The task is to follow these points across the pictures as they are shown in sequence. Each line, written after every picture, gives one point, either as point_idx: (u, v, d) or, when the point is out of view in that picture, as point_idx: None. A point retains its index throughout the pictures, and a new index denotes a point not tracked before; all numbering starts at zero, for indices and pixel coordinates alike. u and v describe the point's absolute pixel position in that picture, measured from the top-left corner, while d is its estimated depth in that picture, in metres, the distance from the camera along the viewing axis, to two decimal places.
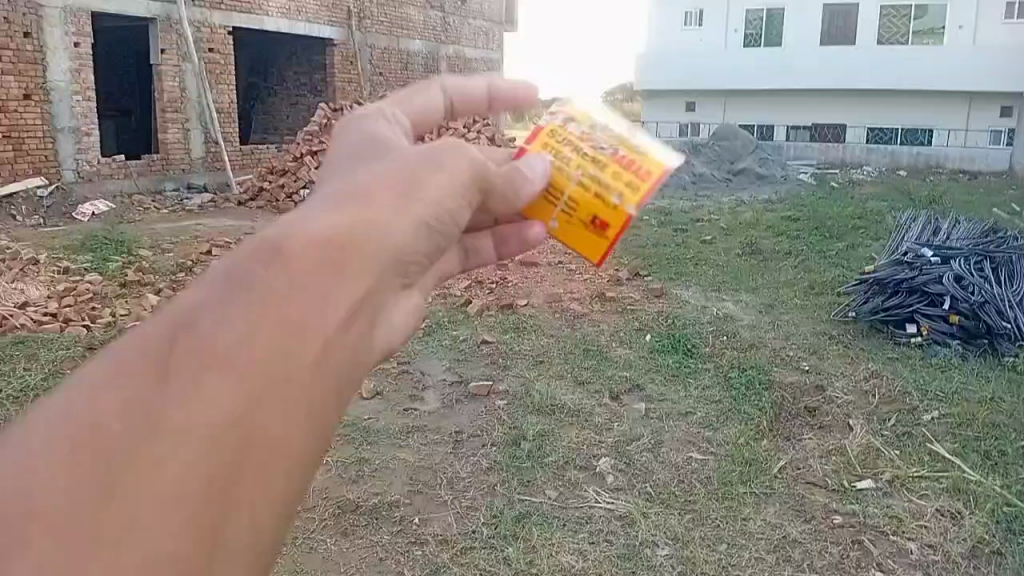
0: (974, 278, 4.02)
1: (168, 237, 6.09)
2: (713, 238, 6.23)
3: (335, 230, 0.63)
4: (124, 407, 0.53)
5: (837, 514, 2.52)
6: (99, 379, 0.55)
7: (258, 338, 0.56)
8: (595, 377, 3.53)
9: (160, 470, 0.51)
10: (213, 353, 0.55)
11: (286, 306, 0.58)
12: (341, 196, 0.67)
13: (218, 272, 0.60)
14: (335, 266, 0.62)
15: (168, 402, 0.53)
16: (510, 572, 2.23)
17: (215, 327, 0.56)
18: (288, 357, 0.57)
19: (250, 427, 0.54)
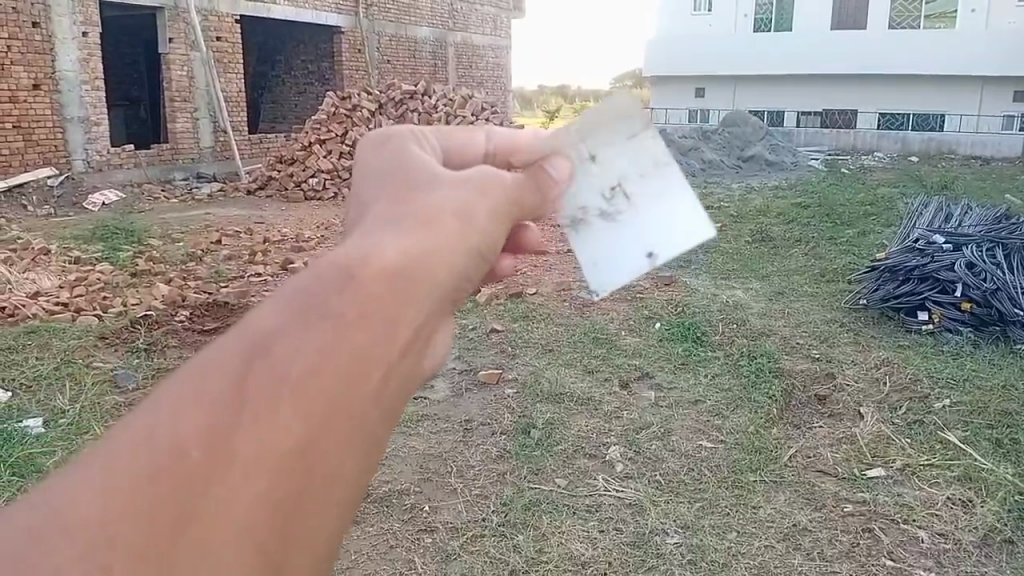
0: (987, 265, 4.00)
1: (178, 227, 6.11)
2: (723, 226, 6.20)
3: (412, 249, 0.57)
4: (188, 440, 0.47)
5: (849, 502, 2.52)
6: (162, 401, 0.49)
7: (329, 368, 0.50)
8: (605, 365, 3.53)
9: (226, 513, 0.46)
10: (284, 383, 0.49)
11: (362, 331, 0.52)
12: (414, 211, 0.60)
13: (291, 291, 0.53)
14: (411, 285, 0.55)
15: (235, 439, 0.47)
16: (520, 559, 2.24)
17: (287, 355, 0.49)
18: (361, 388, 0.51)
19: (321, 465, 0.49)
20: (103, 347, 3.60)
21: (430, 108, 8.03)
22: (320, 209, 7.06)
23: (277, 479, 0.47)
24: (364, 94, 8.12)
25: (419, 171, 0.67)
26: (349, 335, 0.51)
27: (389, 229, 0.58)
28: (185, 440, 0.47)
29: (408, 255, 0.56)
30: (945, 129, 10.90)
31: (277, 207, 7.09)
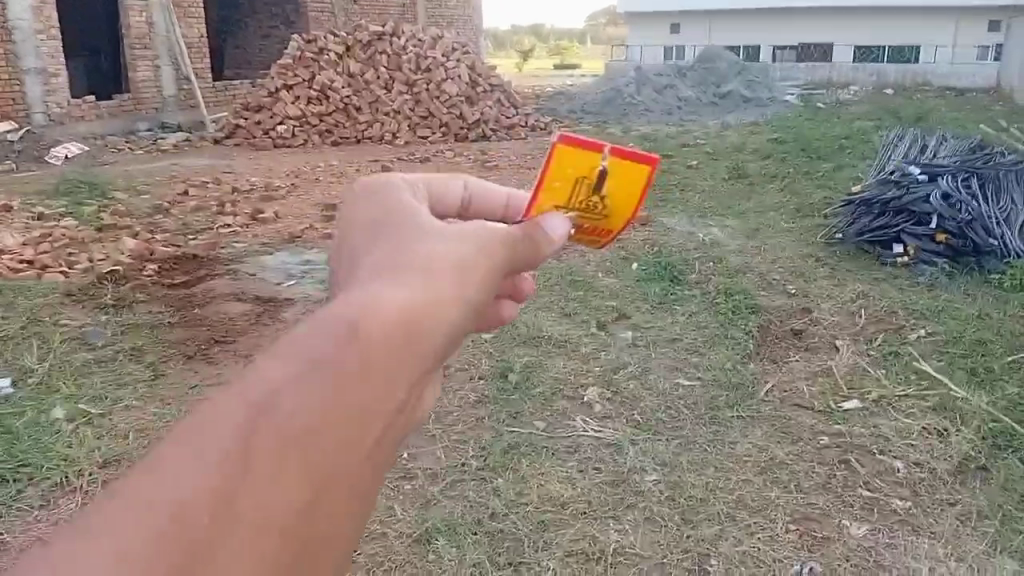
0: (962, 196, 3.97)
1: (144, 179, 5.95)
2: (699, 164, 6.15)
3: (415, 300, 0.59)
4: (180, 513, 0.46)
5: (821, 434, 2.54)
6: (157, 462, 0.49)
7: (327, 433, 0.51)
8: (581, 306, 3.52)
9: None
10: (285, 450, 0.50)
11: (361, 393, 0.53)
12: (415, 258, 0.62)
13: (294, 345, 0.53)
14: (414, 339, 0.57)
15: (241, 500, 0.48)
16: (500, 503, 2.24)
17: (288, 426, 0.50)
18: (357, 450, 0.53)
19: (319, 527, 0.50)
20: (71, 304, 3.52)
21: (399, 50, 7.83)
22: (289, 156, 6.90)
23: (272, 549, 0.48)
24: (331, 37, 7.89)
25: (406, 221, 0.67)
26: (349, 398, 0.52)
27: (383, 280, 0.60)
28: (175, 514, 0.46)
29: (411, 305, 0.58)
30: (920, 61, 10.81)
31: (247, 156, 6.93)
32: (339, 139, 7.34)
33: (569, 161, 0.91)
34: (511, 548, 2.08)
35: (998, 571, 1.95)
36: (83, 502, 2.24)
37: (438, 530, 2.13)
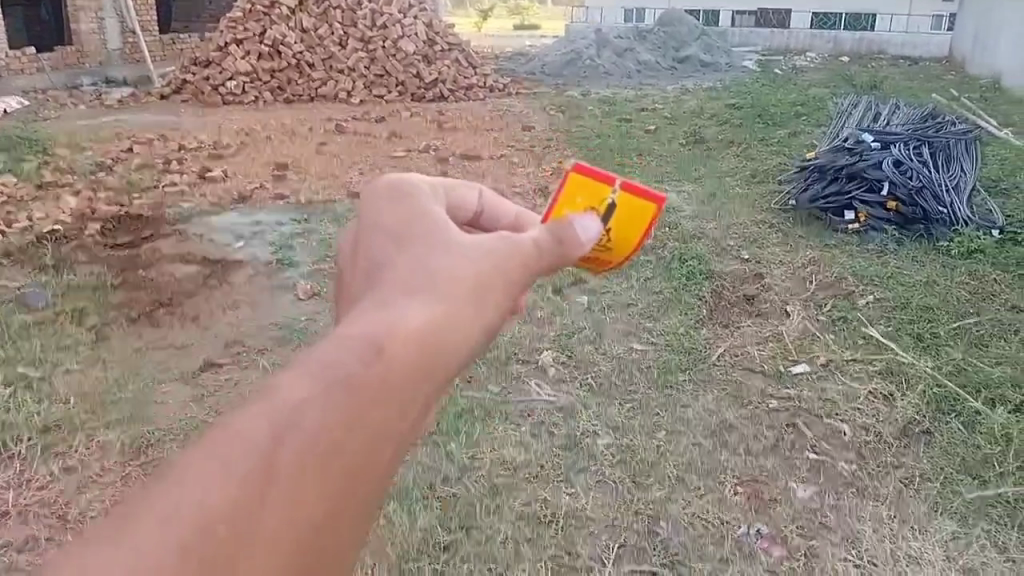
0: (914, 164, 4.06)
1: (87, 135, 5.74)
2: (656, 128, 6.13)
3: (433, 324, 0.62)
4: (214, 516, 0.48)
5: (771, 396, 2.58)
6: (185, 468, 0.50)
7: (351, 452, 0.54)
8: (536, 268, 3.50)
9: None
10: (308, 465, 0.52)
11: (381, 416, 0.56)
12: (433, 277, 0.66)
13: (323, 362, 0.56)
14: (430, 363, 0.61)
15: (265, 514, 0.50)
16: (452, 468, 2.24)
17: (317, 441, 0.53)
18: (377, 468, 0.55)
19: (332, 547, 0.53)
20: (9, 264, 3.39)
21: (354, 5, 7.62)
22: (240, 113, 6.71)
23: (294, 564, 0.50)
24: None
25: (424, 235, 0.71)
26: (372, 417, 0.55)
27: (404, 301, 0.63)
28: (209, 517, 0.48)
29: (429, 330, 0.62)
30: (877, 29, 10.91)
31: (196, 113, 6.73)
32: (291, 97, 7.16)
33: (583, 187, 0.98)
34: (463, 513, 2.08)
35: (938, 532, 2.01)
36: (21, 469, 2.21)
37: (388, 494, 2.13)
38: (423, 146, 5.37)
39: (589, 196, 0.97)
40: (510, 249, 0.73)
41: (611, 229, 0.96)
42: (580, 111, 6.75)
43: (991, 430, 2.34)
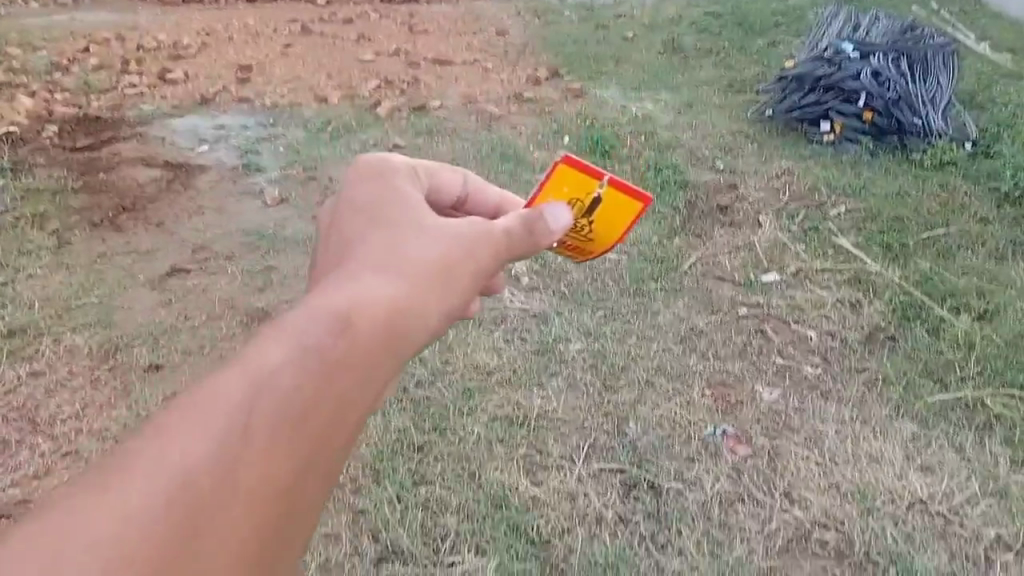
0: (891, 74, 4.01)
1: (40, 33, 5.46)
2: (635, 35, 5.96)
3: (397, 315, 0.97)
4: (244, 436, 0.81)
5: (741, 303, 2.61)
6: (234, 394, 0.83)
7: (325, 414, 0.87)
8: (510, 171, 3.43)
9: (255, 473, 0.81)
10: (305, 415, 0.85)
11: (363, 356, 0.92)
12: (405, 275, 1.01)
13: (329, 338, 0.90)
14: (388, 346, 0.95)
15: (276, 445, 0.83)
16: (426, 372, 2.25)
17: (320, 369, 0.88)
18: (336, 426, 0.89)
19: (334, 439, 0.89)
20: None
21: None
22: (201, 13, 6.41)
23: (277, 482, 0.83)
24: None
25: (406, 234, 1.05)
26: (342, 387, 0.89)
27: (377, 291, 0.97)
28: (247, 441, 0.81)
29: (392, 321, 0.96)
30: None
31: (155, 11, 6.41)
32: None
33: (570, 178, 1.37)
34: (435, 415, 2.11)
35: (898, 434, 2.08)
36: None
37: None
38: (394, 50, 5.18)
39: (575, 185, 1.36)
40: (473, 231, 1.09)
41: (593, 219, 1.38)
42: (556, 16, 6.53)
43: (955, 333, 2.39)
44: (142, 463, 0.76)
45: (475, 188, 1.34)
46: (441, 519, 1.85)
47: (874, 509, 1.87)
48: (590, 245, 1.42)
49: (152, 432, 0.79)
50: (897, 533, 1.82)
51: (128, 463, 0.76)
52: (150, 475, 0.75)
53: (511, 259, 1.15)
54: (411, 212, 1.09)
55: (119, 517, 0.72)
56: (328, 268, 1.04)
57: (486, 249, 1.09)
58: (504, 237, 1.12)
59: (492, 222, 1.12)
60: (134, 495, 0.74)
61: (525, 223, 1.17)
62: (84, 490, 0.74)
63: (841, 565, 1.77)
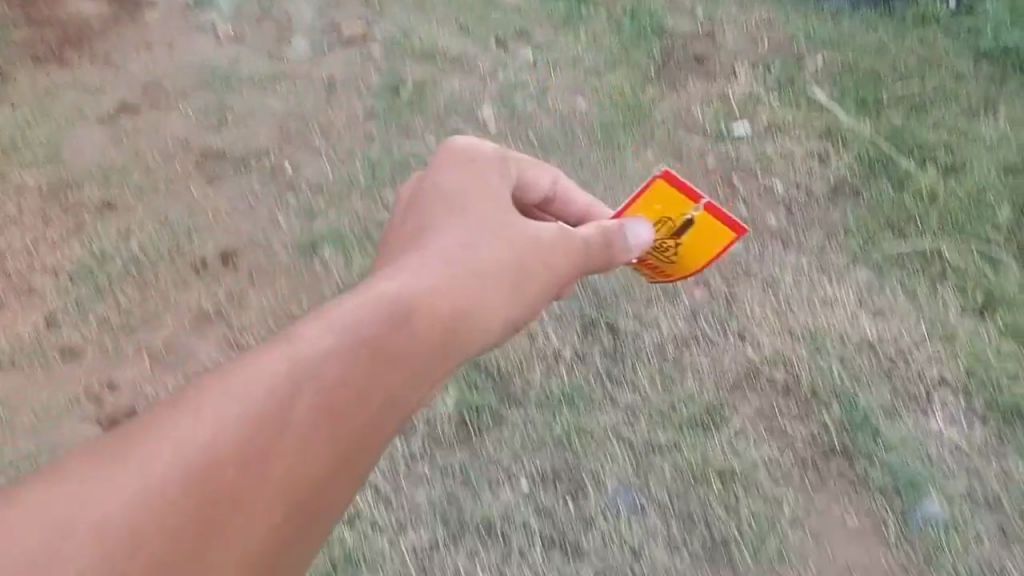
0: None
1: None
2: None
3: (447, 318, 1.08)
4: (298, 412, 0.93)
5: (721, 146, 2.29)
6: (301, 366, 0.96)
7: (368, 407, 0.99)
8: (492, 10, 2.62)
9: (296, 458, 0.92)
10: (353, 403, 0.97)
11: (408, 359, 1.04)
12: (460, 274, 1.11)
13: (385, 333, 1.02)
14: (436, 349, 1.07)
15: (322, 430, 0.94)
16: (388, 216, 2.14)
17: (361, 366, 0.99)
18: (377, 424, 1.01)
19: (367, 441, 0.99)
20: None
21: None
22: None
23: (315, 468, 0.93)
24: None
25: (475, 228, 1.16)
26: (389, 390, 1.01)
27: (433, 289, 1.08)
28: (300, 418, 0.93)
29: (443, 324, 1.07)
30: None
31: None
32: None
33: (664, 197, 1.47)
34: None
35: (854, 281, 1.99)
36: None
37: (320, 238, 2.10)
38: None
39: (668, 203, 1.47)
40: (518, 240, 1.17)
41: (680, 241, 1.50)
42: None
43: (945, 164, 2.16)
44: (194, 413, 0.89)
45: (562, 190, 1.42)
46: None
47: (825, 349, 1.87)
48: (671, 267, 1.55)
49: (206, 395, 0.91)
50: (841, 372, 1.83)
51: (182, 412, 0.89)
52: (195, 427, 0.88)
53: (588, 267, 1.28)
54: (483, 198, 1.20)
55: (149, 471, 0.84)
56: (397, 250, 1.15)
57: (525, 262, 1.17)
58: (576, 245, 1.24)
59: (537, 231, 1.20)
60: (172, 447, 0.86)
61: (604, 236, 1.30)
62: (130, 435, 0.87)
63: (786, 402, 1.81)
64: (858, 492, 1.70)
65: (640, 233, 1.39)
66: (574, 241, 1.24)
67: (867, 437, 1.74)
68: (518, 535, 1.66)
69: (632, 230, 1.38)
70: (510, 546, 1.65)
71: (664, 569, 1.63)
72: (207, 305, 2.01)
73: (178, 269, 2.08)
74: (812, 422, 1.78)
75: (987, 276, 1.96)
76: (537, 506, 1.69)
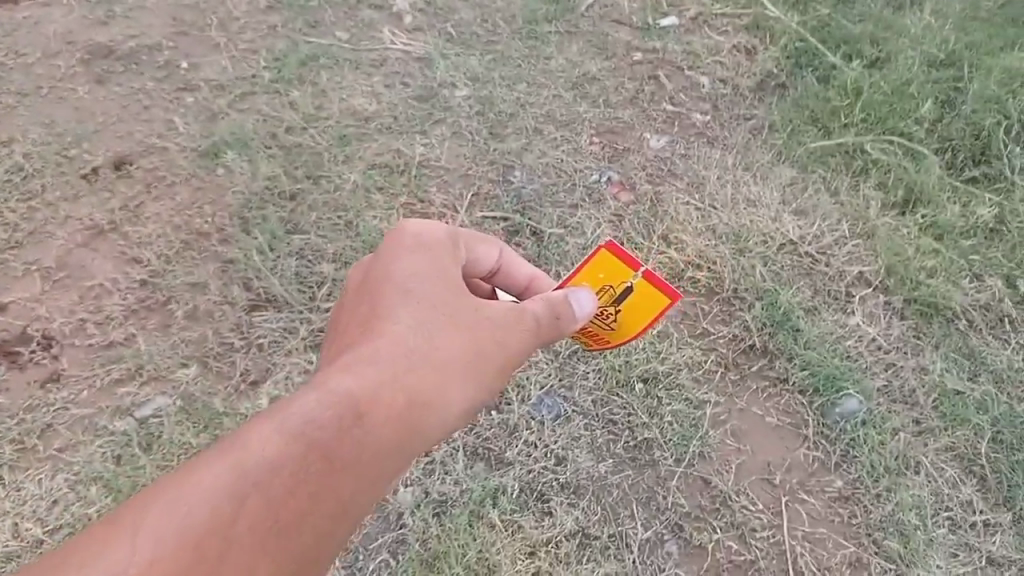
0: None
1: None
2: None
3: (408, 405, 1.01)
4: (250, 513, 0.87)
5: (650, 42, 2.18)
6: (254, 462, 0.90)
7: (326, 508, 0.93)
8: None
9: (246, 569, 0.85)
10: (309, 503, 0.91)
11: (366, 455, 0.97)
12: (418, 358, 1.03)
13: (341, 422, 0.96)
14: (396, 441, 1.00)
15: (278, 532, 0.88)
16: (297, 119, 2.00)
17: (315, 465, 0.93)
18: (335, 525, 0.94)
19: (317, 559, 0.92)
20: None
21: None
22: None
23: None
24: None
25: (434, 307, 1.07)
26: (348, 489, 0.95)
27: (390, 374, 1.01)
28: (251, 523, 0.87)
29: (404, 412, 1.01)
30: None
31: None
32: None
33: (606, 264, 1.30)
34: (309, 162, 1.94)
35: (778, 178, 1.96)
36: None
37: (225, 144, 1.95)
38: None
39: (610, 272, 1.30)
40: (476, 321, 1.08)
41: (620, 310, 1.32)
42: None
43: (870, 58, 2.11)
44: (124, 540, 0.81)
45: (510, 261, 1.27)
46: (316, 267, 1.82)
47: (749, 249, 1.84)
48: (609, 335, 1.35)
49: (149, 499, 0.85)
50: (764, 270, 1.81)
51: (115, 534, 0.81)
52: (127, 552, 0.80)
53: (540, 344, 1.15)
54: (442, 275, 1.10)
55: None
56: (349, 333, 1.06)
57: (483, 347, 1.08)
58: (530, 325, 1.12)
59: (493, 308, 1.10)
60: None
61: (553, 310, 1.15)
62: (61, 560, 0.79)
63: (709, 303, 1.79)
64: (780, 391, 1.69)
65: (583, 303, 1.21)
66: (528, 318, 1.12)
67: (789, 335, 1.73)
68: (439, 447, 1.59)
69: (580, 301, 1.20)
70: (431, 459, 1.58)
71: (588, 476, 1.59)
72: (101, 219, 1.85)
73: (66, 178, 1.90)
74: (736, 323, 1.76)
75: (907, 171, 1.94)
76: None
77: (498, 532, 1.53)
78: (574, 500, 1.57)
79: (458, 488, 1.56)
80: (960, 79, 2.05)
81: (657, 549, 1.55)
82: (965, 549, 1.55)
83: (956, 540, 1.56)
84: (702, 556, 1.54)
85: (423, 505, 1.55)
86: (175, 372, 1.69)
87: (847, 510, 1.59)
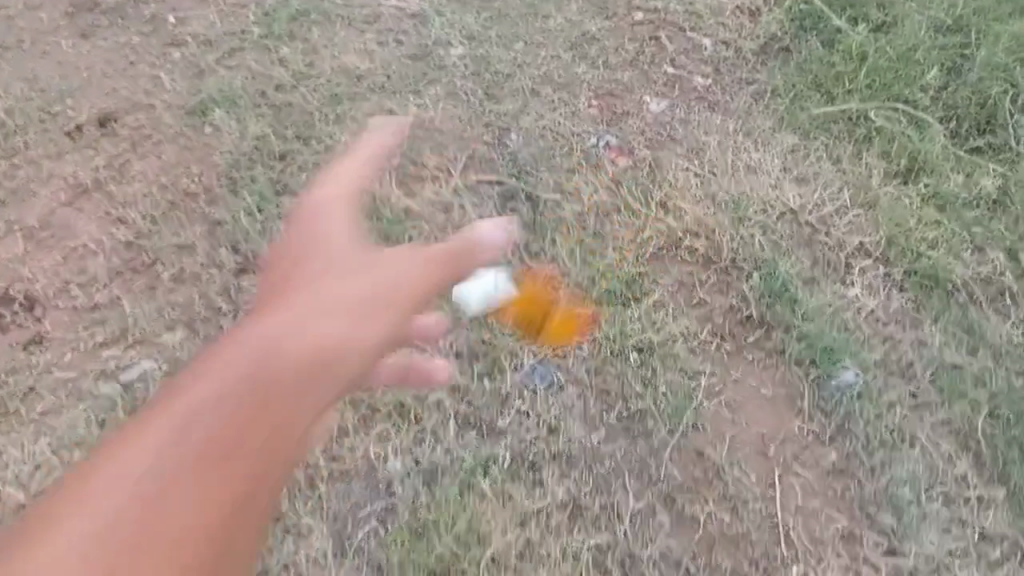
0: None
1: None
2: None
3: (357, 300, 0.90)
4: (202, 419, 0.75)
5: (651, 2, 2.12)
6: (189, 379, 0.78)
7: (284, 402, 0.80)
8: None
9: (211, 481, 0.73)
10: (263, 404, 0.79)
11: (324, 349, 0.85)
12: (371, 272, 0.93)
13: (285, 321, 0.85)
14: (354, 333, 0.88)
15: (233, 441, 0.75)
16: (287, 77, 1.94)
17: (256, 357, 0.81)
18: (298, 426, 0.80)
19: (285, 454, 0.78)
20: None
21: None
22: None
23: (222, 498, 0.73)
24: None
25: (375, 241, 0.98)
26: (310, 383, 0.82)
27: (344, 294, 0.89)
28: (202, 425, 0.75)
29: (355, 304, 0.89)
30: None
31: None
32: None
33: None
34: (299, 122, 1.89)
35: (779, 146, 1.92)
36: None
37: (214, 101, 1.90)
38: None
39: None
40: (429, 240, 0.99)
41: None
42: None
43: (876, 22, 2.06)
44: (86, 489, 0.70)
45: None
46: None
47: (748, 217, 1.81)
48: None
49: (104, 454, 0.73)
50: (762, 240, 1.78)
51: (81, 481, 0.71)
52: (93, 496, 0.69)
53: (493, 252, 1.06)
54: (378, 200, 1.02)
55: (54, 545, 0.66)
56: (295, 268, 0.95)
57: (438, 259, 0.97)
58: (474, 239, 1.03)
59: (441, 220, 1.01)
60: (70, 526, 0.67)
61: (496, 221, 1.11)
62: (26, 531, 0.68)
63: (706, 272, 1.76)
64: (775, 363, 1.67)
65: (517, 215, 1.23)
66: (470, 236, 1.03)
67: (786, 307, 1.70)
68: (432, 414, 1.58)
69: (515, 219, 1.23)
70: (423, 426, 1.57)
71: (580, 447, 1.58)
72: (85, 177, 1.81)
73: (49, 135, 1.85)
74: (733, 293, 1.73)
75: (910, 140, 1.90)
76: (451, 383, 1.60)
77: (488, 502, 1.51)
78: (566, 471, 1.55)
79: (449, 457, 1.55)
80: (967, 46, 2.00)
81: (649, 520, 1.52)
82: (958, 524, 1.53)
83: (949, 515, 1.54)
84: (694, 528, 1.52)
85: (413, 474, 1.53)
86: (161, 337, 1.65)
87: (841, 484, 1.57)
